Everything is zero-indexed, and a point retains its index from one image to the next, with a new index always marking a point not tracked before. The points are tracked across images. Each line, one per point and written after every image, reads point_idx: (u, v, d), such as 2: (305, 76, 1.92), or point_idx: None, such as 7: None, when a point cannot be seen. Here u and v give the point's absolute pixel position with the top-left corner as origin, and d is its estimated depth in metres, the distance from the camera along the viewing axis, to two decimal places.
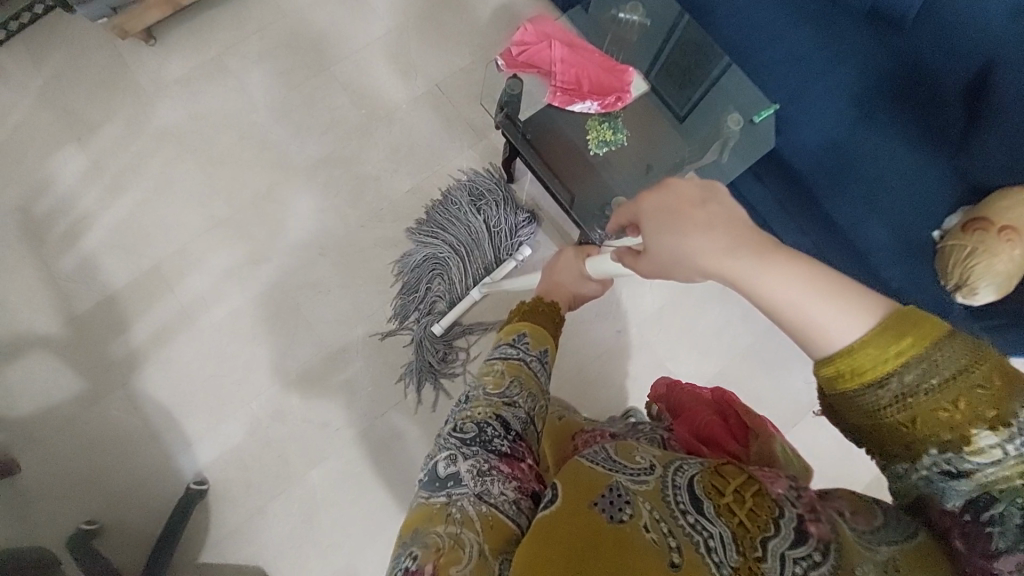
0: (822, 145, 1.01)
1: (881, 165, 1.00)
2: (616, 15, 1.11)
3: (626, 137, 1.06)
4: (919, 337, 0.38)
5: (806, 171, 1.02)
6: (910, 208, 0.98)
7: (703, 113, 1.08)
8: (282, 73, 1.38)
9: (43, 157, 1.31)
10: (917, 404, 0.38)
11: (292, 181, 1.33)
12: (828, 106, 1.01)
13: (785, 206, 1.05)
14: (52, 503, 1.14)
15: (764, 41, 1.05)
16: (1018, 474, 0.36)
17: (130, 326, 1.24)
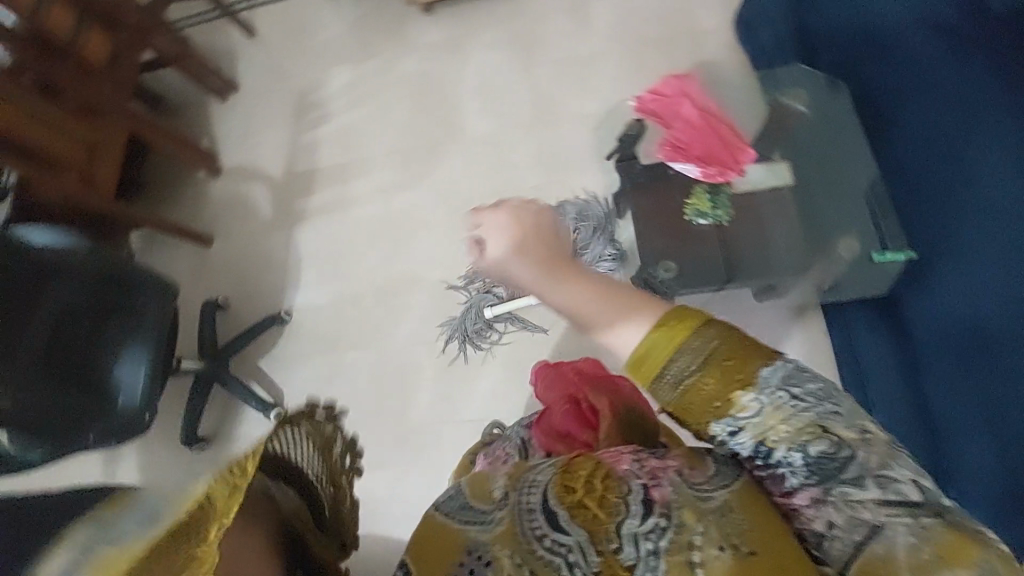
0: (959, 322, 1.01)
1: (1019, 370, 0.94)
2: (776, 99, 1.12)
3: (726, 216, 1.06)
4: (683, 327, 0.51)
5: (924, 336, 1.04)
6: None
7: (824, 226, 1.05)
8: (497, 60, 1.66)
9: (331, 65, 1.85)
10: (693, 384, 0.51)
11: (458, 142, 1.60)
12: (982, 288, 1.00)
13: (892, 358, 1.05)
14: (214, 277, 1.66)
15: (954, 196, 1.06)
16: (775, 419, 0.49)
17: (313, 194, 1.69)
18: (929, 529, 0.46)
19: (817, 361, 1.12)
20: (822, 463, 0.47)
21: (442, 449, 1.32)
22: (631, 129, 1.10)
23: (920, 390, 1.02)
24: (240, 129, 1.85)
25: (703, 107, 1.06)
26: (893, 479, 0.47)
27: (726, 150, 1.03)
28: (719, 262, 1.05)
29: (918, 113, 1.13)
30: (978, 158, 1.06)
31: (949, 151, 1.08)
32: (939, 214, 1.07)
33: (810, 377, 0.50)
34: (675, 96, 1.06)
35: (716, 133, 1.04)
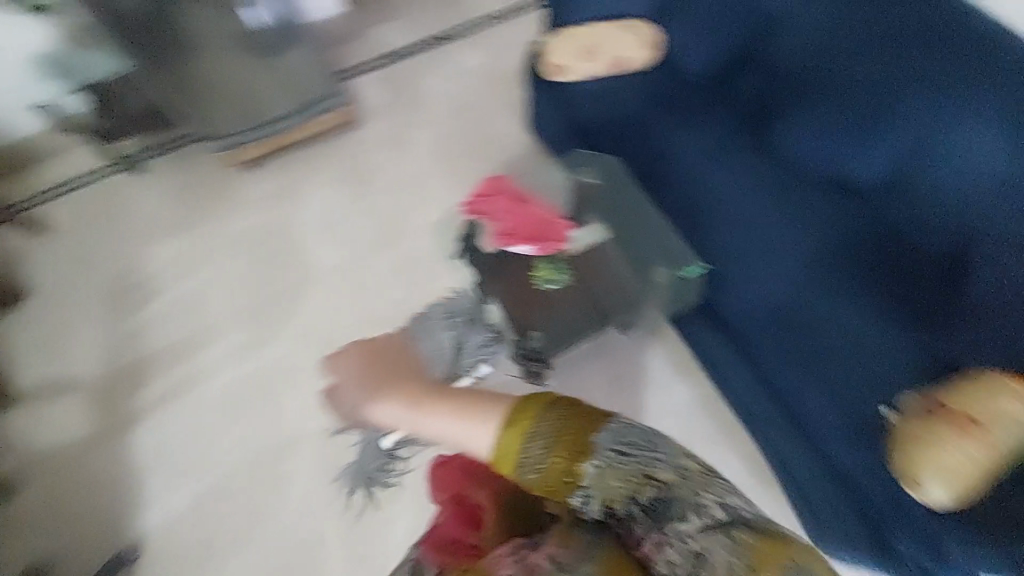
0: (762, 306, 1.13)
1: (826, 332, 1.07)
2: (570, 172, 1.33)
3: (568, 276, 1.19)
4: (529, 412, 0.61)
5: (741, 326, 1.16)
6: (857, 377, 1.03)
7: (641, 260, 1.22)
8: (329, 196, 1.72)
9: (145, 241, 1.70)
10: (547, 462, 0.58)
11: (309, 281, 1.57)
12: (771, 270, 1.13)
13: (722, 352, 1.19)
14: (26, 534, 1.31)
15: (718, 205, 1.22)
16: (612, 476, 0.56)
17: (149, 382, 1.46)
18: (749, 544, 0.50)
19: (682, 371, 1.29)
20: (652, 508, 0.55)
21: None
22: (465, 231, 1.25)
23: (766, 376, 1.13)
24: (34, 340, 1.55)
25: (518, 195, 1.19)
26: (715, 507, 0.53)
27: (547, 227, 1.17)
28: (578, 319, 1.18)
29: (670, 146, 1.30)
30: (725, 168, 1.23)
31: (705, 166, 1.25)
32: (714, 222, 1.22)
33: (640, 431, 0.58)
34: (490, 194, 1.18)
35: (535, 215, 1.17)
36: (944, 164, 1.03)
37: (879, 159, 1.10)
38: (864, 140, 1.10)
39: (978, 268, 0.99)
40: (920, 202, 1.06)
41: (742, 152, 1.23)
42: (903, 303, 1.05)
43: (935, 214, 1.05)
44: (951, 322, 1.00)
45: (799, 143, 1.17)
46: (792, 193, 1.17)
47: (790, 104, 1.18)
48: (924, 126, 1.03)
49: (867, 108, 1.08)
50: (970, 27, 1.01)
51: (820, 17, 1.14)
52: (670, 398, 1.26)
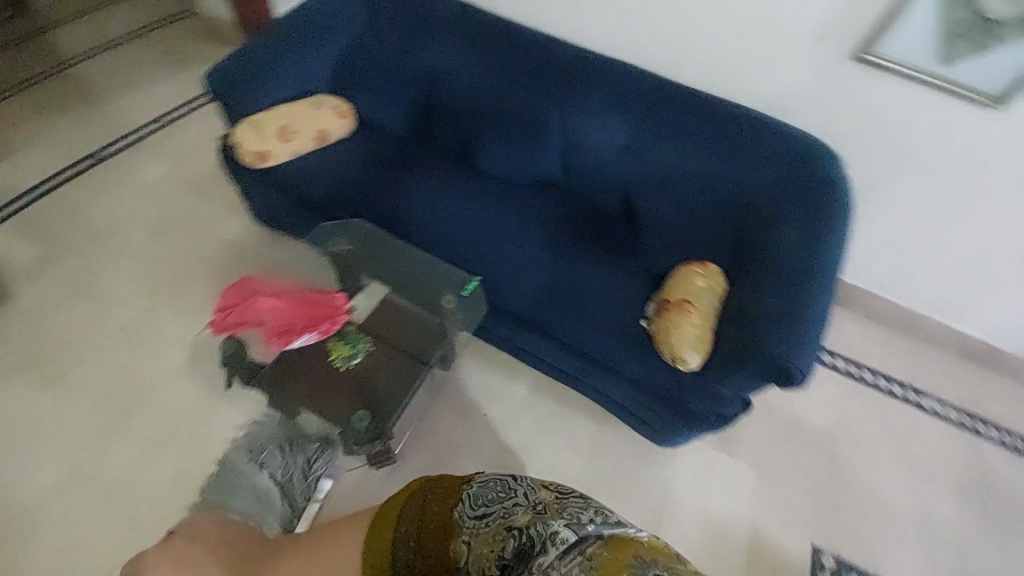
0: (531, 290, 1.25)
1: (581, 286, 1.25)
2: (324, 249, 1.29)
3: (368, 344, 1.16)
4: (400, 513, 0.76)
5: (527, 311, 1.25)
6: (619, 306, 1.24)
7: (426, 297, 1.25)
8: (9, 401, 1.25)
9: None
10: (425, 544, 0.71)
11: (30, 523, 1.12)
12: (522, 259, 1.28)
13: (528, 340, 1.31)
14: None
15: (458, 228, 1.32)
16: (477, 537, 0.67)
17: None
18: (593, 554, 0.55)
19: (502, 378, 1.41)
20: (520, 555, 0.61)
21: None
22: (228, 351, 1.10)
23: (563, 343, 1.27)
24: None
25: (276, 290, 1.13)
26: (564, 529, 0.61)
27: (321, 306, 1.13)
28: (397, 382, 1.13)
29: (398, 196, 1.37)
30: (450, 198, 1.37)
31: (434, 204, 1.36)
32: (460, 240, 1.30)
33: (498, 485, 0.73)
34: (241, 301, 1.09)
35: (302, 300, 1.13)
36: (588, 146, 1.42)
37: (549, 158, 1.44)
38: (534, 153, 1.43)
39: (642, 201, 1.38)
40: (589, 176, 1.44)
41: (460, 184, 1.41)
42: (617, 244, 1.36)
43: (603, 179, 1.43)
44: (648, 243, 1.34)
45: (494, 166, 1.44)
46: (511, 200, 1.40)
47: (478, 139, 1.45)
48: (564, 126, 1.42)
49: (522, 131, 1.43)
50: (558, 68, 1.45)
51: (466, 84, 1.50)
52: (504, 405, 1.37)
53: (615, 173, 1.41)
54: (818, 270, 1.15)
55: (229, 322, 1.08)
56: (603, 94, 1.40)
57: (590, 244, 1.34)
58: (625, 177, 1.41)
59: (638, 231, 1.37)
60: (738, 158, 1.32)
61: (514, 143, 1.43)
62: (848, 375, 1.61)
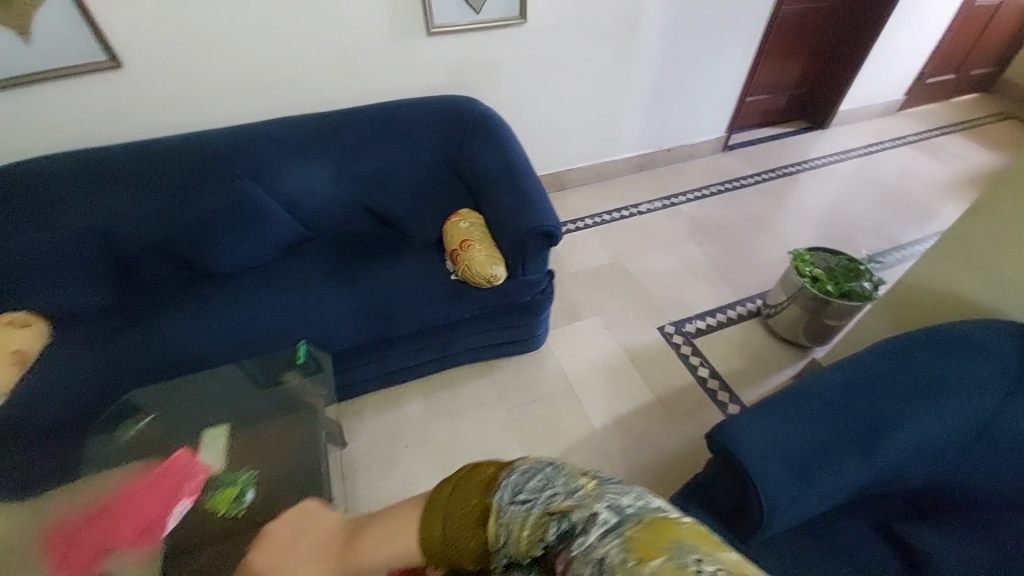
0: (352, 317, 1.31)
1: (387, 289, 1.37)
2: (125, 442, 1.10)
3: (250, 469, 1.08)
4: (436, 494, 0.54)
5: (365, 335, 1.32)
6: (426, 277, 1.41)
7: (271, 394, 1.19)
8: None
9: None
10: (453, 534, 0.51)
11: None
12: (325, 302, 1.33)
13: (386, 357, 1.39)
14: None
15: (248, 324, 1.28)
16: (518, 534, 0.48)
17: None
18: (643, 551, 0.43)
19: (390, 411, 1.47)
20: (565, 547, 0.46)
21: None
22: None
23: (410, 338, 1.40)
24: None
25: (105, 503, 0.95)
26: (608, 514, 0.47)
27: (171, 474, 1.00)
28: (301, 486, 1.06)
29: (161, 343, 1.23)
30: (219, 309, 1.30)
31: (205, 324, 1.27)
32: (260, 331, 1.27)
33: (541, 471, 0.52)
34: (70, 545, 0.89)
35: (145, 487, 0.98)
36: (305, 196, 1.52)
37: (279, 222, 1.47)
38: (257, 230, 1.43)
39: (381, 206, 1.57)
40: (326, 215, 1.56)
41: (218, 294, 1.35)
42: (390, 244, 1.54)
43: (339, 211, 1.57)
44: (409, 229, 1.56)
45: (237, 264, 1.41)
46: (277, 275, 1.41)
47: (201, 252, 1.40)
48: (271, 192, 1.49)
49: (234, 218, 1.41)
50: (225, 154, 1.45)
51: (142, 216, 1.39)
52: (406, 431, 1.42)
53: (343, 199, 1.57)
54: (517, 167, 1.53)
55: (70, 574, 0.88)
56: (281, 148, 1.49)
57: (369, 261, 1.46)
58: (353, 199, 1.58)
59: (397, 227, 1.59)
60: (413, 134, 1.59)
61: (237, 235, 1.41)
62: (588, 228, 2.17)
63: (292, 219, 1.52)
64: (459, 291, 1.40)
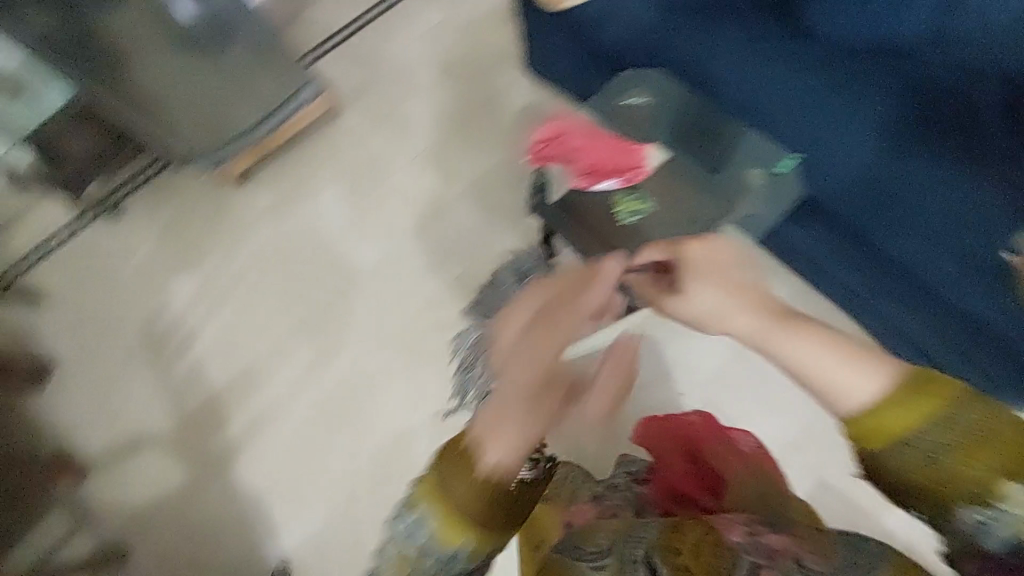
0: (858, 181, 1.05)
1: (935, 196, 0.99)
2: (622, 102, 1.24)
3: (654, 204, 1.16)
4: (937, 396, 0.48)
5: (845, 207, 1.09)
6: (985, 221, 0.96)
7: (728, 168, 1.17)
8: (346, 191, 1.60)
9: (162, 284, 1.59)
10: (942, 459, 0.46)
11: (359, 281, 1.51)
12: (858, 138, 1.04)
13: (832, 243, 1.18)
14: None
15: (771, 96, 1.09)
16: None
17: (226, 424, 1.41)
18: None
19: None
20: None
21: None
22: (538, 180, 1.21)
23: (880, 255, 1.11)
24: (89, 411, 1.48)
25: (590, 131, 1.15)
26: None
27: (628, 155, 1.15)
28: (672, 239, 1.11)
29: (695, 44, 1.14)
30: (759, 58, 1.11)
31: (739, 60, 1.11)
32: (769, 113, 1.10)
33: None
34: (558, 136, 1.13)
35: (612, 147, 1.15)
36: (968, 15, 1.07)
37: (910, 18, 1.09)
38: (880, 14, 1.09)
39: None
40: (959, 49, 1.08)
41: (775, 37, 1.11)
42: (986, 148, 1.00)
43: (977, 59, 1.07)
44: None
45: (828, 21, 1.10)
46: (840, 70, 1.08)
47: None
48: None
49: None
50: None
51: None
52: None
53: (991, 52, 1.06)
54: None
55: (545, 153, 1.14)
56: None
57: (963, 143, 1.01)
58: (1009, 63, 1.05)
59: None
60: None
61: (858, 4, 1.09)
62: None
63: (927, 24, 1.09)
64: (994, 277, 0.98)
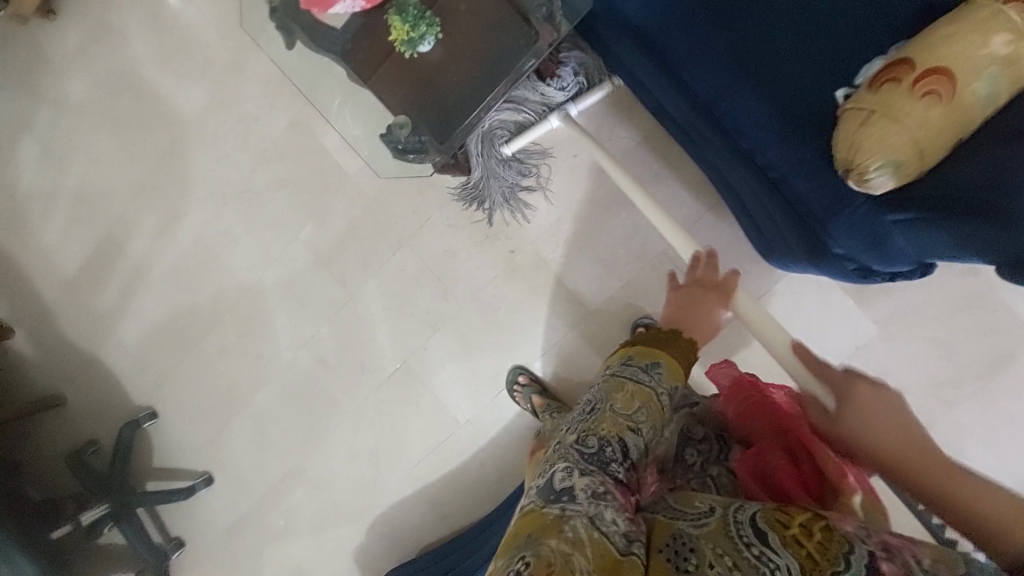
0: (668, 0, 0.81)
1: (756, 17, 0.78)
2: None
3: (433, 25, 0.94)
4: None
5: (651, 25, 0.83)
6: (789, 64, 0.76)
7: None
8: (156, 21, 1.38)
9: (8, 147, 1.50)
10: None
11: (187, 132, 1.37)
12: None
13: (644, 75, 0.90)
14: (77, 431, 1.52)
15: None
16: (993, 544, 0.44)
17: (104, 288, 1.47)
18: None
19: (620, 111, 1.13)
20: None
21: (391, 413, 1.29)
22: None
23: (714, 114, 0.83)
24: None
25: None
26: None
27: None
28: (457, 82, 0.96)
29: None
30: None
31: None
32: None
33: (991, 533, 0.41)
34: None
35: None
36: None
37: None
38: None
39: None
40: None
41: None
42: (796, 7, 0.77)
43: None
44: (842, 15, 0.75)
45: None
46: None
47: None
48: None
49: None
50: None
51: None
52: (611, 144, 1.13)
53: None
54: None
55: None
56: None
57: (735, 19, 0.79)
58: None
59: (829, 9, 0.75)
60: None
61: None
62: None
63: None
64: (795, 128, 0.74)
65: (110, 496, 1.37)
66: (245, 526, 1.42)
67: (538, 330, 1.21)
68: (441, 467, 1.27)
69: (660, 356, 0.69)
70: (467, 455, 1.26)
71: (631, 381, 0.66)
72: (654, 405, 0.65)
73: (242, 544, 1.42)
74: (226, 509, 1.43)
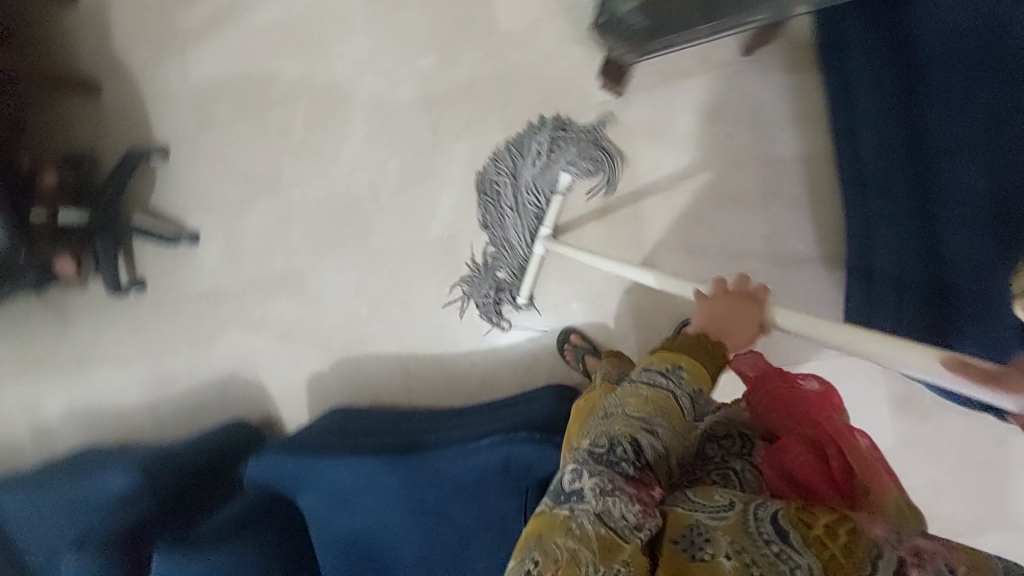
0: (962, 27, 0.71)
1: None
2: None
3: None
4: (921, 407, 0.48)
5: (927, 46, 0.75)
6: None
7: None
8: None
9: None
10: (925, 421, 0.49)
11: None
12: None
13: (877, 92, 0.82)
14: (89, 136, 1.46)
15: None
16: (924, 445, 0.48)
17: (194, 5, 1.35)
18: None
19: (799, 120, 1.05)
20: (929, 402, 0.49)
21: (414, 276, 1.26)
22: None
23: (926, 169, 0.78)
24: None
25: None
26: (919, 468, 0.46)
27: None
28: None
29: None
30: None
31: None
32: None
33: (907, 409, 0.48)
34: None
35: None
36: None
37: None
38: None
39: None
40: None
41: None
42: None
43: None
44: None
45: None
46: None
47: None
48: None
49: None
50: None
51: None
52: (771, 147, 1.06)
53: None
54: None
55: None
56: None
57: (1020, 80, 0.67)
58: None
59: None
60: None
61: None
62: None
63: None
64: (1007, 225, 0.67)
65: (94, 208, 1.35)
66: (221, 301, 1.40)
67: (594, 277, 1.17)
68: (433, 348, 1.26)
69: (679, 360, 0.66)
70: (462, 351, 1.24)
71: (646, 385, 0.64)
72: (671, 409, 0.61)
73: (208, 314, 1.41)
74: (211, 276, 1.40)
